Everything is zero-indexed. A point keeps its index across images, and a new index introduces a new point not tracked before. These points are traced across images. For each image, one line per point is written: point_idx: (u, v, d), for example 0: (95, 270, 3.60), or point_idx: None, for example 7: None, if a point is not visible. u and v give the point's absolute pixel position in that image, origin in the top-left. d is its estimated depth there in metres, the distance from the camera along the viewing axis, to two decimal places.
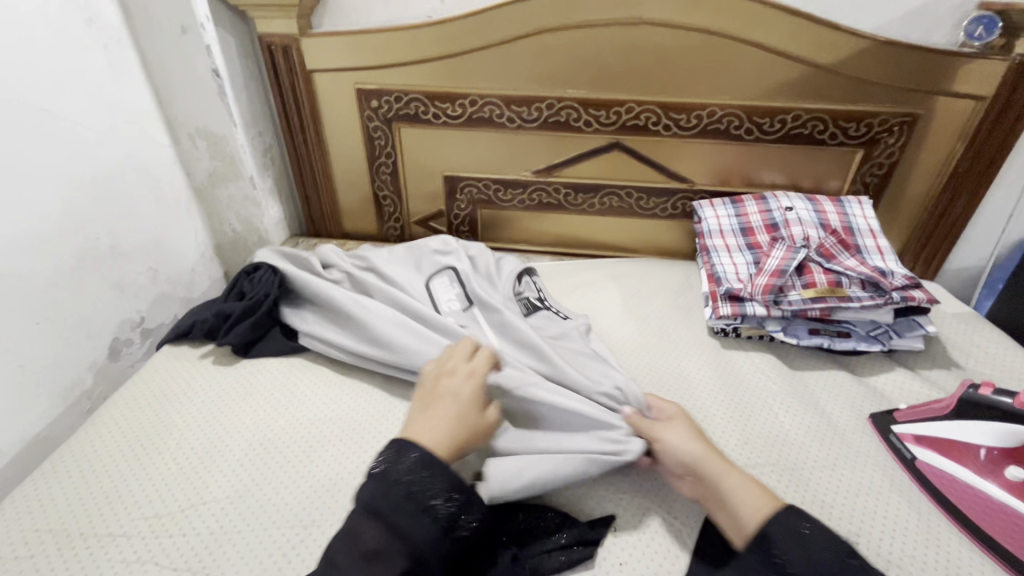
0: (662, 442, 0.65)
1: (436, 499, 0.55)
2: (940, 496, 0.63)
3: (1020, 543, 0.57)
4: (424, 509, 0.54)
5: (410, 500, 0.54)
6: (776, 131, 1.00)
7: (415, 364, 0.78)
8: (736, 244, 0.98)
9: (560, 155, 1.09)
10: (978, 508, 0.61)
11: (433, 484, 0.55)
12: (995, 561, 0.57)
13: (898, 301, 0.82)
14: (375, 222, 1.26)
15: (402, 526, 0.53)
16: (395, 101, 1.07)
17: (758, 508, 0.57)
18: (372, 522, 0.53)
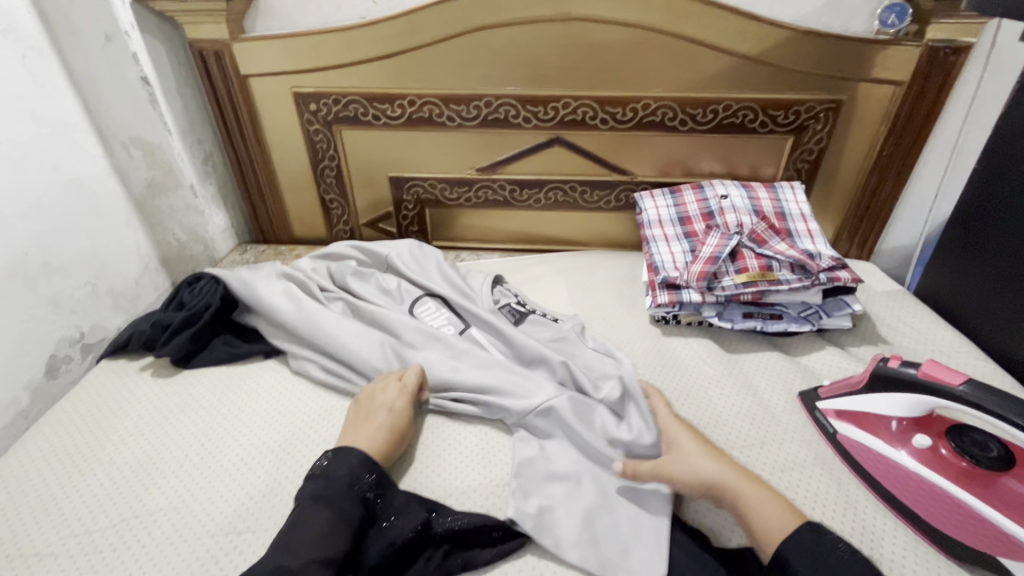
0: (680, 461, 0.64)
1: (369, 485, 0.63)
2: (859, 468, 0.66)
3: (930, 508, 0.60)
4: (361, 494, 0.61)
5: (351, 490, 0.61)
6: (709, 121, 1.03)
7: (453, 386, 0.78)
8: (674, 234, 1.00)
9: (503, 152, 1.10)
10: (888, 477, 0.64)
11: (365, 474, 0.63)
12: (909, 526, 0.60)
13: (824, 282, 0.85)
14: (325, 226, 1.26)
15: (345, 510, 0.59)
16: (333, 103, 1.07)
17: (778, 524, 0.57)
18: (320, 508, 0.59)
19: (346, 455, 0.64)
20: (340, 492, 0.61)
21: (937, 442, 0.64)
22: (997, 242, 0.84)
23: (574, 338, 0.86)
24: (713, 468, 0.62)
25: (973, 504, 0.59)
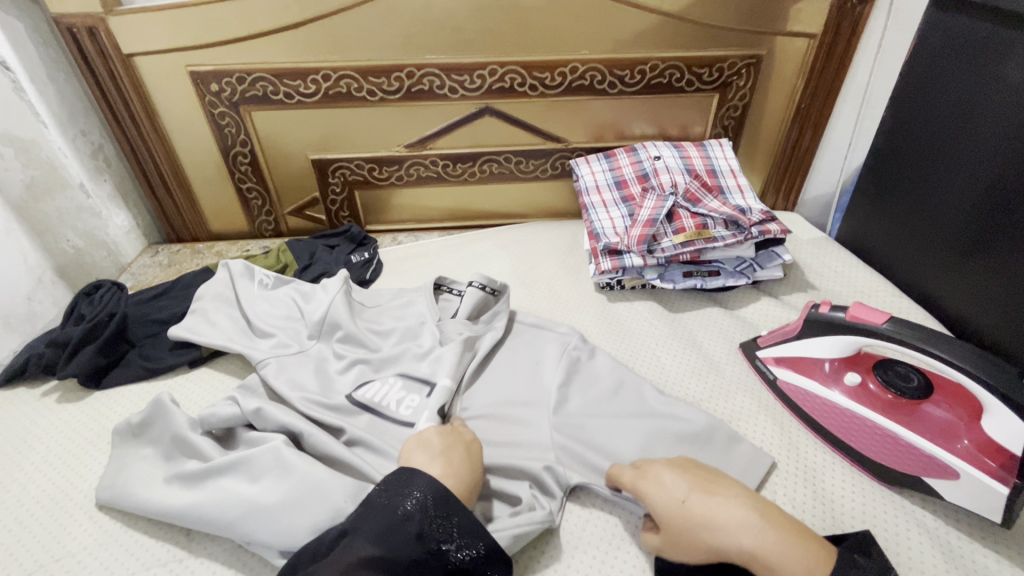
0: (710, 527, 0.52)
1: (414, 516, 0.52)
2: (797, 410, 0.70)
3: (867, 441, 0.64)
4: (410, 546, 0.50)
5: (402, 539, 0.50)
6: (637, 82, 1.02)
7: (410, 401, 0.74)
8: (612, 199, 1.00)
9: (432, 126, 1.04)
10: (824, 416, 0.68)
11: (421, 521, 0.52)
12: (853, 465, 0.64)
13: (756, 235, 0.88)
14: (245, 219, 1.16)
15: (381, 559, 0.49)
16: (237, 82, 0.97)
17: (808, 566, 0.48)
18: (365, 549, 0.49)
19: (409, 483, 0.54)
20: (381, 529, 0.51)
21: (866, 377, 0.67)
22: (907, 187, 0.89)
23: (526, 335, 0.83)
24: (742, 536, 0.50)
25: (898, 433, 0.63)
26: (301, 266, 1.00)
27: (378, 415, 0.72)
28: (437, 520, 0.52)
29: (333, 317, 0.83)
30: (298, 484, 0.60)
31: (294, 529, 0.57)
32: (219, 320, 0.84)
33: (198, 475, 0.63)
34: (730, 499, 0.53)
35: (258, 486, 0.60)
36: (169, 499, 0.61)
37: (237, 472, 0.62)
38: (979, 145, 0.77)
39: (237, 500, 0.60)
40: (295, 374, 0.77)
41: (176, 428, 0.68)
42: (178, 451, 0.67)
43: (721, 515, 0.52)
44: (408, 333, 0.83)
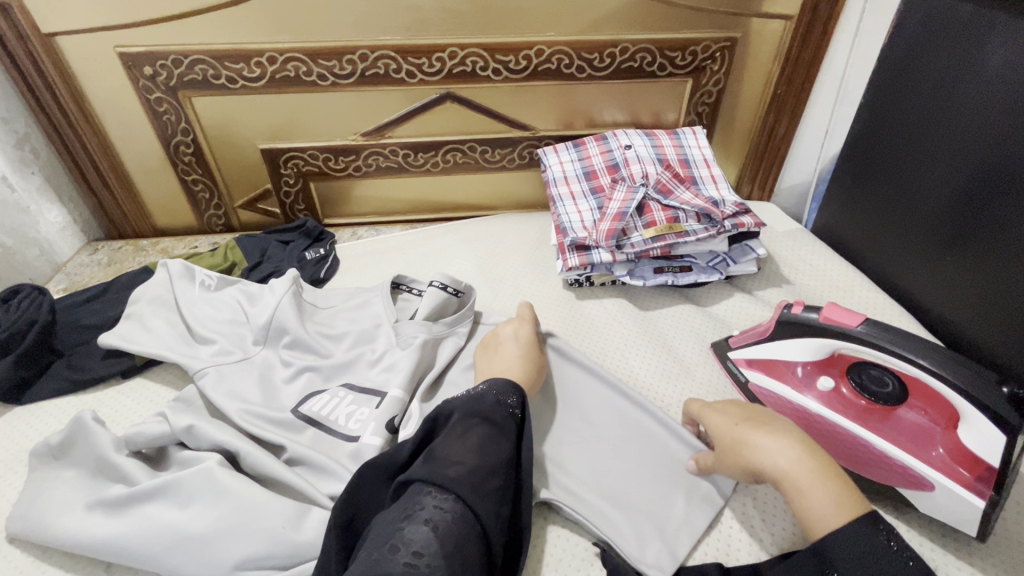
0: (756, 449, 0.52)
1: (501, 401, 0.55)
2: None
3: (841, 451, 0.61)
4: (506, 415, 0.54)
5: (495, 410, 0.54)
6: (606, 66, 0.97)
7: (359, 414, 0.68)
8: (581, 190, 0.95)
9: (391, 112, 0.98)
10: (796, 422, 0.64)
11: (508, 395, 0.56)
12: None
13: (729, 229, 0.84)
14: (193, 213, 1.09)
15: (485, 423, 0.52)
16: (173, 64, 0.89)
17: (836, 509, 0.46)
18: (471, 422, 0.52)
19: (481, 383, 0.58)
20: (473, 406, 0.54)
21: (839, 382, 0.64)
22: (883, 177, 0.86)
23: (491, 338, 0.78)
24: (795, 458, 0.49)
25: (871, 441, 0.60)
26: (250, 265, 0.93)
27: (324, 429, 0.67)
28: (513, 400, 0.56)
29: (280, 320, 0.77)
30: (228, 511, 0.55)
31: (222, 562, 0.52)
32: (155, 326, 0.78)
33: (119, 503, 0.58)
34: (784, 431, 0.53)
35: (184, 515, 0.55)
36: (85, 530, 0.56)
37: (163, 499, 0.57)
38: (958, 133, 0.74)
39: (159, 530, 0.54)
40: (236, 385, 0.71)
41: (100, 450, 0.62)
42: (102, 475, 0.62)
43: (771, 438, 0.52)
44: (362, 337, 0.78)
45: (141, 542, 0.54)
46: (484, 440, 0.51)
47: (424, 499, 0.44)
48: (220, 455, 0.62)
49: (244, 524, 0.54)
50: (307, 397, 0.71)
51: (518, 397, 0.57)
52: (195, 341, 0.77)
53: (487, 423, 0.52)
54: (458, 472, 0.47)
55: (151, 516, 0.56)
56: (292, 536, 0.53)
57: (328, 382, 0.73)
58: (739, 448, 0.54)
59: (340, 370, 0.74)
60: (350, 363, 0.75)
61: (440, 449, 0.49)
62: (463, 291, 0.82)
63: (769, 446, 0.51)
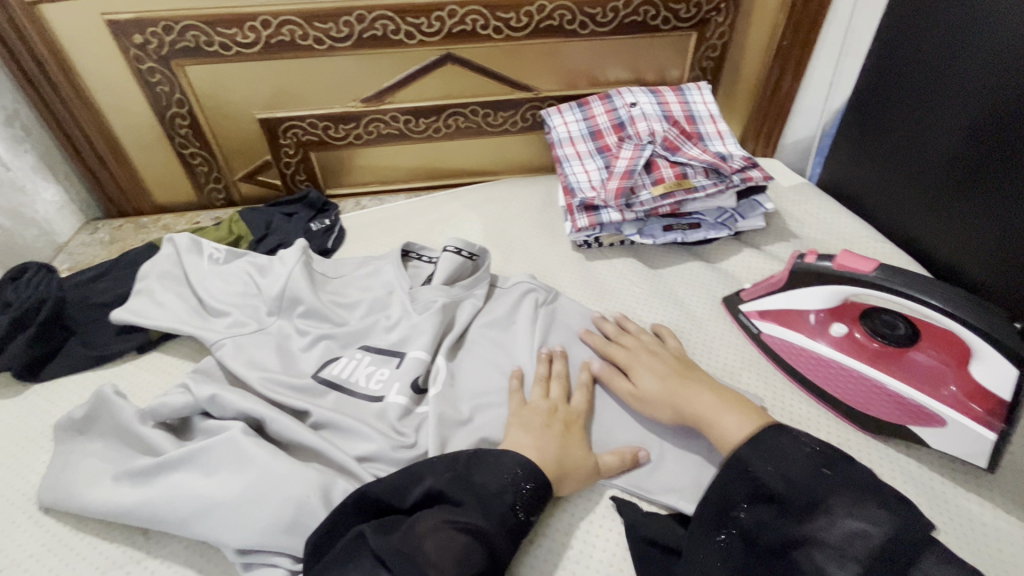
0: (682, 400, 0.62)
1: (515, 496, 0.53)
2: (783, 363, 0.68)
3: (853, 393, 0.63)
4: (508, 515, 0.52)
5: (500, 510, 0.52)
6: (609, 22, 0.94)
7: (381, 377, 0.69)
8: (586, 150, 0.94)
9: (389, 75, 0.95)
10: (809, 367, 0.66)
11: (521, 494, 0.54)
12: (840, 417, 0.63)
13: (738, 183, 0.84)
14: (192, 188, 1.06)
15: (472, 523, 0.50)
16: (164, 32, 0.86)
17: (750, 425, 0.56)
18: (467, 513, 0.51)
19: (505, 463, 0.55)
20: (481, 502, 0.52)
21: (852, 327, 0.66)
22: (895, 125, 0.85)
23: (507, 301, 0.78)
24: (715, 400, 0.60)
25: (885, 382, 0.62)
26: (256, 237, 0.93)
27: (346, 392, 0.68)
28: (524, 496, 0.53)
29: (293, 290, 0.77)
30: (256, 478, 0.55)
31: (253, 525, 0.53)
32: (167, 300, 0.78)
33: (148, 472, 0.58)
34: (699, 384, 0.63)
35: (212, 482, 0.56)
36: (117, 499, 0.57)
37: (192, 466, 0.58)
38: (975, 70, 0.72)
39: (191, 496, 0.55)
40: (254, 355, 0.72)
41: (124, 422, 0.63)
42: (128, 446, 0.62)
43: (684, 392, 0.62)
44: (377, 304, 0.78)
45: (174, 508, 0.55)
46: (467, 547, 0.48)
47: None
48: (245, 423, 0.62)
49: (274, 489, 0.54)
50: (328, 362, 0.72)
51: (535, 489, 0.54)
52: (212, 314, 0.77)
53: (479, 527, 0.50)
54: None
55: (180, 484, 0.57)
56: (321, 502, 0.54)
57: (347, 348, 0.74)
58: (663, 403, 0.63)
59: (359, 336, 0.75)
60: (368, 329, 0.75)
61: (422, 532, 0.48)
62: (477, 254, 0.81)
63: (680, 389, 0.63)
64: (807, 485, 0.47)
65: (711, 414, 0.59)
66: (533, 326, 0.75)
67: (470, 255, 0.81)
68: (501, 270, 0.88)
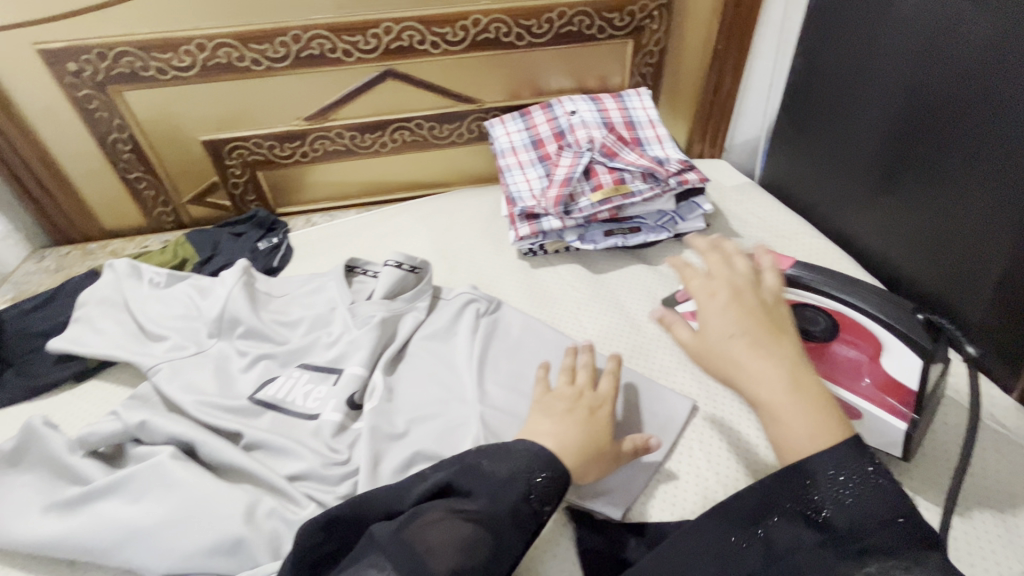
0: (746, 373, 0.49)
1: (531, 487, 0.52)
2: None
3: None
4: (524, 504, 0.51)
5: (514, 499, 0.51)
6: (545, 33, 0.96)
7: (316, 395, 0.69)
8: (528, 159, 0.95)
9: (331, 93, 0.96)
10: None
11: (537, 483, 0.52)
12: None
13: (674, 187, 0.85)
14: (140, 212, 1.06)
15: (483, 512, 0.50)
16: (99, 58, 0.86)
17: (814, 434, 0.46)
18: (480, 504, 0.51)
19: (523, 451, 0.54)
20: (491, 491, 0.52)
21: None
22: (823, 124, 0.87)
23: (448, 312, 0.79)
24: (786, 391, 0.48)
25: None
26: (201, 259, 0.93)
27: (282, 411, 0.68)
28: (539, 483, 0.52)
29: (231, 312, 0.76)
30: (180, 502, 0.55)
31: (176, 550, 0.53)
32: (105, 327, 0.78)
33: (74, 502, 0.58)
34: (776, 355, 0.50)
35: (138, 509, 0.56)
36: (41, 531, 0.56)
37: (119, 494, 0.57)
38: (889, 68, 0.74)
39: (115, 525, 0.55)
40: (191, 378, 0.71)
41: (54, 452, 0.62)
42: (58, 476, 0.62)
43: (755, 363, 0.49)
44: (318, 321, 0.78)
45: (97, 538, 0.55)
46: (472, 538, 0.48)
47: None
48: (175, 447, 0.62)
49: (197, 516, 0.54)
50: (266, 381, 0.72)
51: (553, 478, 0.53)
52: (150, 338, 0.77)
53: (487, 515, 0.50)
54: (425, 566, 0.45)
55: (105, 512, 0.56)
56: (245, 524, 0.54)
57: (286, 367, 0.74)
58: (721, 370, 0.51)
59: (299, 354, 0.75)
60: (309, 347, 0.75)
61: (427, 523, 0.48)
62: (418, 267, 0.81)
63: (754, 361, 0.49)
64: (875, 532, 0.44)
65: (780, 410, 0.47)
66: (474, 336, 0.76)
67: (411, 267, 0.81)
68: (446, 281, 0.88)
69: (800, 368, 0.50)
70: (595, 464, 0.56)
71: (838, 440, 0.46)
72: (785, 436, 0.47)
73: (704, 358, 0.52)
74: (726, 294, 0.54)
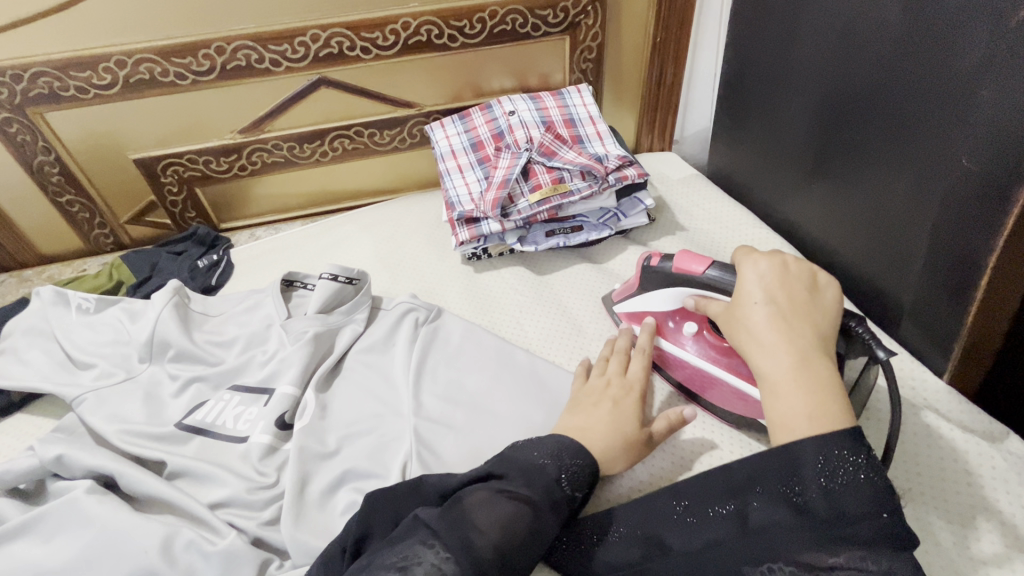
0: (758, 347, 0.52)
1: (558, 474, 0.52)
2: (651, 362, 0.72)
3: (706, 390, 0.66)
4: (557, 489, 0.51)
5: (546, 484, 0.50)
6: (479, 33, 0.95)
7: (246, 417, 0.67)
8: (469, 162, 0.93)
9: (263, 105, 0.94)
10: (671, 367, 0.69)
11: (568, 468, 0.52)
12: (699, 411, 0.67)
13: (613, 183, 0.84)
14: (77, 235, 1.03)
15: (526, 494, 0.49)
16: (14, 80, 0.83)
17: (812, 416, 0.47)
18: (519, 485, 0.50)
19: (554, 440, 0.54)
20: (526, 475, 0.51)
21: (702, 325, 0.67)
22: (760, 112, 0.87)
23: (385, 323, 0.77)
24: (790, 369, 0.50)
25: (727, 380, 0.63)
26: (137, 281, 0.90)
27: (210, 436, 0.66)
28: (571, 469, 0.52)
29: (160, 335, 0.74)
30: (93, 539, 0.53)
31: None
32: (31, 358, 0.75)
33: None
34: (785, 331, 0.52)
35: (50, 548, 0.54)
36: None
37: (32, 534, 0.55)
38: (813, 52, 0.74)
39: (26, 566, 0.53)
40: (116, 406, 0.69)
41: None
42: None
43: (767, 334, 0.52)
44: (253, 340, 0.76)
45: None
46: (514, 517, 0.47)
47: (425, 553, 0.44)
48: (95, 480, 0.60)
49: (110, 553, 0.52)
50: (196, 405, 0.70)
51: (584, 464, 0.53)
52: (77, 368, 0.74)
53: (529, 496, 0.49)
54: (472, 543, 0.44)
55: (17, 554, 0.54)
56: (159, 558, 0.52)
57: (218, 389, 0.72)
58: (739, 342, 0.55)
59: (232, 375, 0.73)
60: (242, 367, 0.73)
61: (472, 505, 0.47)
62: (355, 278, 0.80)
63: (766, 332, 0.52)
64: (854, 523, 0.45)
65: (781, 388, 0.49)
66: (412, 346, 0.74)
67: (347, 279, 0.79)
68: (389, 291, 0.87)
69: (815, 349, 0.51)
70: (620, 453, 0.56)
71: (841, 427, 0.46)
72: (781, 413, 0.49)
73: (731, 326, 0.56)
74: (766, 262, 0.58)
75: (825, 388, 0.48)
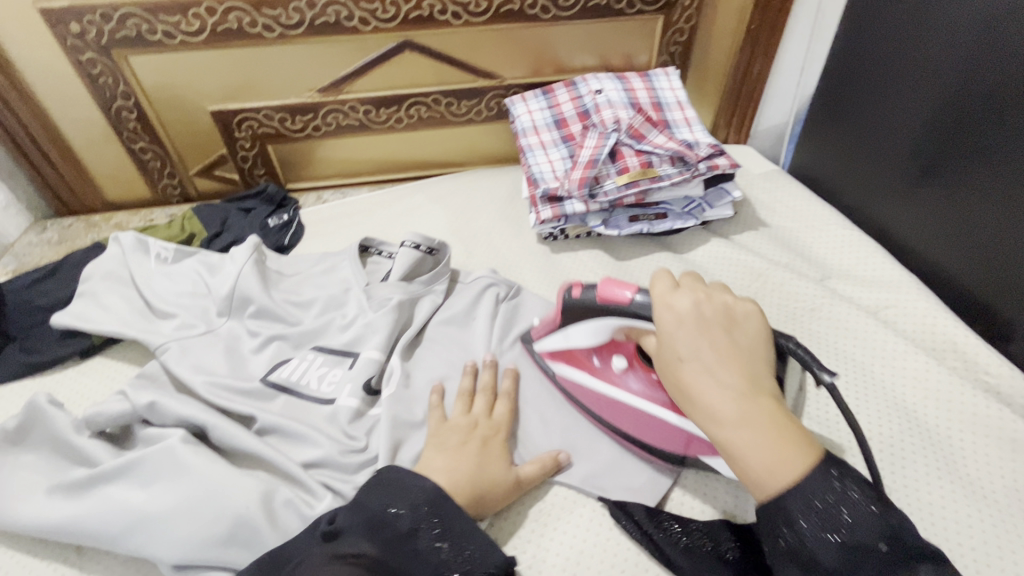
0: (718, 423, 0.46)
1: (417, 526, 0.48)
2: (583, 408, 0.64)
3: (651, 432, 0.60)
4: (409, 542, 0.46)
5: (395, 536, 0.46)
6: (572, 6, 0.91)
7: (333, 378, 0.66)
8: (551, 140, 0.91)
9: (345, 65, 0.92)
10: (607, 409, 0.62)
11: (426, 522, 0.48)
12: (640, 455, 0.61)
13: (704, 172, 0.82)
14: (145, 184, 1.02)
15: (371, 553, 0.44)
16: (102, 20, 0.81)
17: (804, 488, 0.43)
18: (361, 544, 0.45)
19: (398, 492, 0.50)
20: (369, 530, 0.46)
21: (632, 360, 0.63)
22: (864, 109, 0.83)
23: (466, 296, 0.76)
24: (757, 447, 0.44)
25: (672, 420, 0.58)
26: (210, 234, 0.90)
27: (295, 395, 0.65)
28: (431, 522, 0.48)
29: (242, 290, 0.73)
30: (192, 490, 0.53)
31: (187, 540, 0.50)
32: (111, 303, 0.74)
33: (81, 485, 0.56)
34: (736, 400, 0.46)
35: (146, 495, 0.53)
36: (48, 514, 0.54)
37: (128, 478, 0.55)
38: (940, 49, 0.70)
39: (124, 510, 0.53)
40: (200, 358, 0.69)
41: (60, 433, 0.60)
42: (64, 458, 0.60)
43: (721, 410, 0.46)
44: (331, 303, 0.75)
45: (104, 525, 0.52)
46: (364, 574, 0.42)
47: None
48: (186, 431, 0.60)
49: (209, 505, 0.52)
50: (280, 363, 0.69)
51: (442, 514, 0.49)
52: (158, 317, 0.74)
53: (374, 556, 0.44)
54: None
55: (114, 497, 0.54)
56: (259, 514, 0.51)
57: (300, 348, 0.71)
58: (692, 414, 0.48)
59: (315, 336, 0.72)
60: (322, 329, 0.72)
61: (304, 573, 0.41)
62: (436, 248, 0.78)
63: (724, 406, 0.46)
64: None
65: (761, 467, 0.44)
66: (494, 322, 0.73)
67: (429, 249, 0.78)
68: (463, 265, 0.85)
69: (772, 409, 0.46)
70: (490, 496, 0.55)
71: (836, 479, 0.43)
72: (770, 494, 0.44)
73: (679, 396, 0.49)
74: (688, 304, 0.51)
75: (798, 453, 0.44)
